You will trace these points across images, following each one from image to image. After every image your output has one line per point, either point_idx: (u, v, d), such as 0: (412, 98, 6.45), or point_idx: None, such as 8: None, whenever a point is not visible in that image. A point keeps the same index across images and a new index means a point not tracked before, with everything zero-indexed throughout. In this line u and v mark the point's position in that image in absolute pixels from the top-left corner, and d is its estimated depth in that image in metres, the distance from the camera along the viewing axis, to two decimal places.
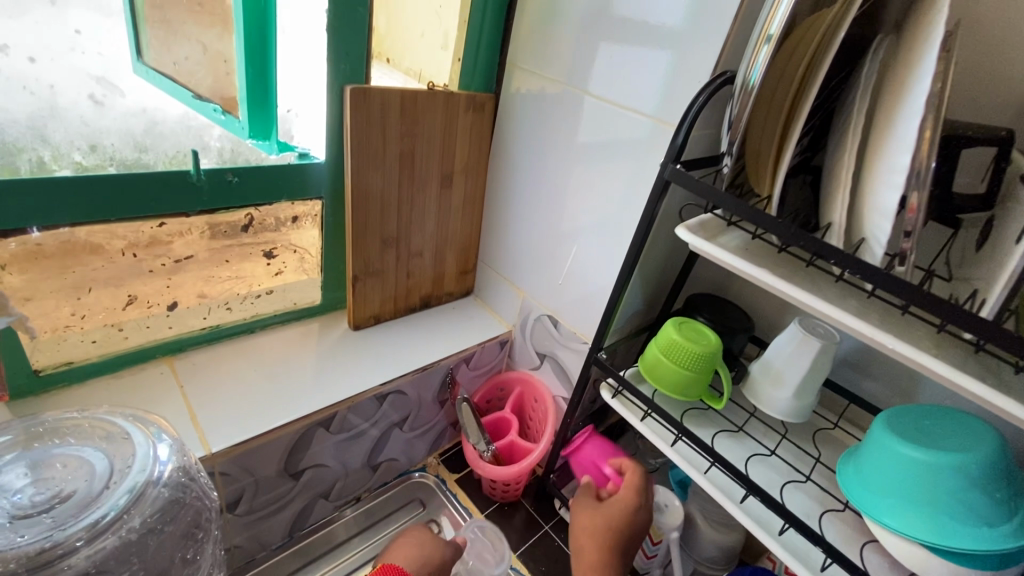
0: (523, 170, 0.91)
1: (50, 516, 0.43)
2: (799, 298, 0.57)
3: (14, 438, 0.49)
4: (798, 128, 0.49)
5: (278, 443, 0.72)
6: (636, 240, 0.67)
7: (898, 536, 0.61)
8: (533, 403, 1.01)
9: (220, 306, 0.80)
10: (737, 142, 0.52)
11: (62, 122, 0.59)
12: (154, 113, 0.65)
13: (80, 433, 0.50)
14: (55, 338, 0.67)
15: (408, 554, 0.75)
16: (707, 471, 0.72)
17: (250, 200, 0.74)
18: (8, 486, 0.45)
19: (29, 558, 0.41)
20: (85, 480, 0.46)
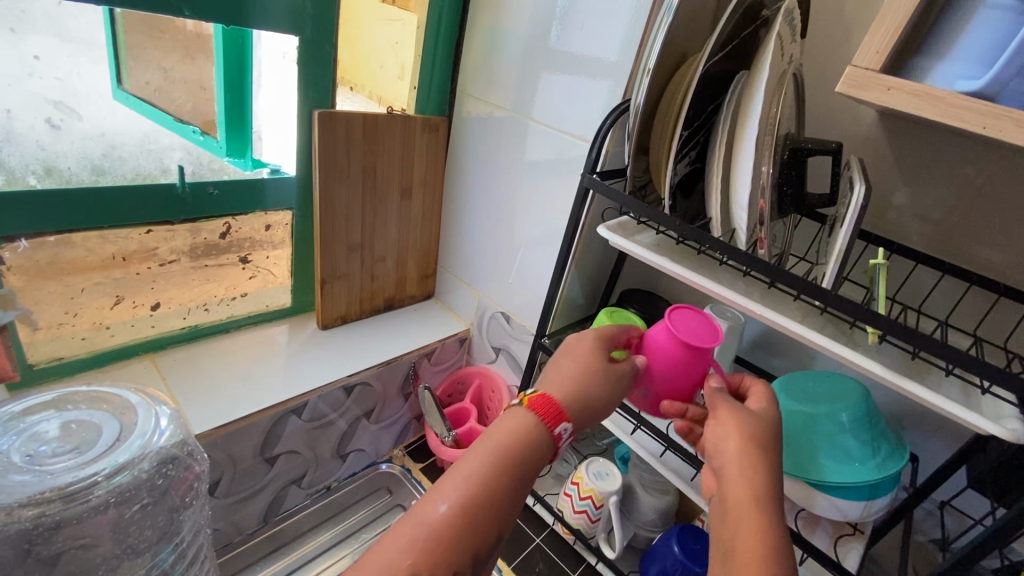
0: (475, 185, 1.02)
1: (72, 461, 0.51)
2: (697, 282, 0.70)
3: (45, 400, 0.56)
4: (678, 142, 0.62)
5: (256, 427, 0.80)
6: (566, 239, 0.79)
7: (788, 477, 0.73)
8: (490, 393, 1.11)
9: (198, 307, 0.87)
10: (634, 151, 0.66)
11: (18, 147, 0.64)
12: (112, 137, 0.72)
13: (90, 400, 0.58)
14: (49, 335, 0.73)
15: (572, 376, 0.58)
16: (633, 433, 0.86)
17: (228, 210, 0.82)
18: (40, 437, 0.52)
19: (59, 489, 0.49)
20: (99, 434, 0.54)
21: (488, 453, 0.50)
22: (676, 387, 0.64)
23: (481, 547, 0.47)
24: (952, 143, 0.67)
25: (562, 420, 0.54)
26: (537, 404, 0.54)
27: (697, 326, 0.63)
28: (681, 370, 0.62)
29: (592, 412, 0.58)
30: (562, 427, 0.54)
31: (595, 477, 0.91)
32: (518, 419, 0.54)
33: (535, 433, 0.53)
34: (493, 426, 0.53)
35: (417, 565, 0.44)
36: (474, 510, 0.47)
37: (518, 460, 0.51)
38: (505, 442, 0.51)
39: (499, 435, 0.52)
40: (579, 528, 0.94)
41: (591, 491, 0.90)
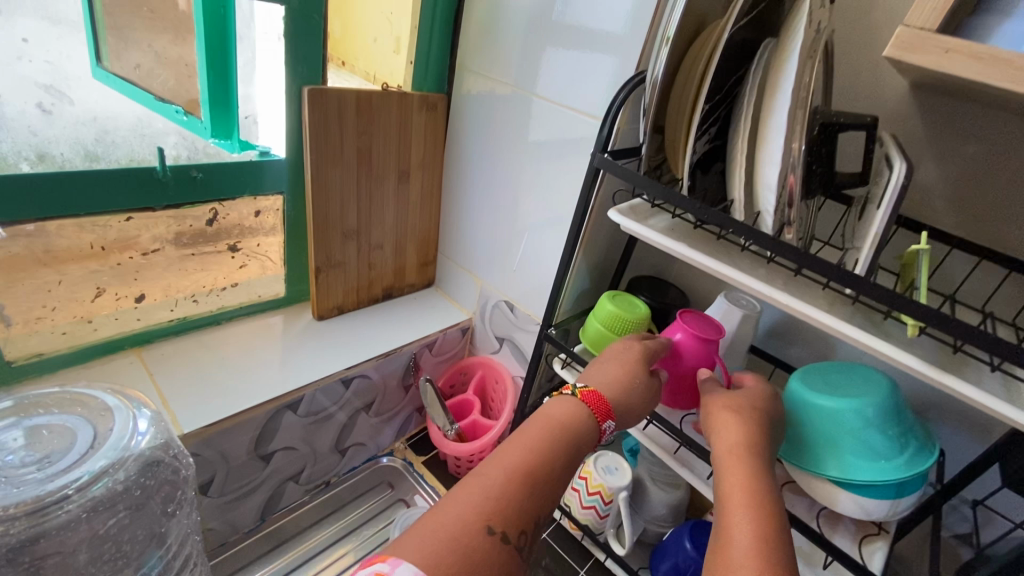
0: (476, 167, 0.97)
1: (39, 472, 0.47)
2: (716, 269, 0.65)
3: (6, 406, 0.52)
4: (698, 118, 0.57)
5: (249, 424, 0.76)
6: (574, 223, 0.74)
7: (811, 474, 0.70)
8: (494, 385, 1.07)
9: (187, 299, 0.83)
10: (650, 129, 0.60)
11: (10, 133, 0.61)
12: (105, 121, 0.68)
13: (61, 404, 0.54)
14: (27, 330, 0.68)
15: (617, 378, 0.61)
16: (645, 428, 0.83)
17: (214, 196, 0.77)
18: (5, 446, 0.48)
19: (26, 504, 0.45)
20: (69, 442, 0.50)
21: (543, 427, 0.55)
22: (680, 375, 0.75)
23: (543, 505, 0.50)
24: (996, 118, 0.61)
25: (610, 417, 0.59)
26: (590, 400, 0.58)
27: (705, 326, 0.77)
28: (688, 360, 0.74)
29: (632, 414, 0.62)
30: (609, 424, 0.59)
31: (603, 472, 0.88)
32: (565, 404, 0.58)
33: (584, 418, 0.57)
34: (542, 410, 0.58)
35: (487, 512, 0.46)
36: (535, 468, 0.50)
37: (569, 435, 0.55)
38: (555, 420, 0.56)
39: (549, 415, 0.57)
40: (587, 524, 0.91)
41: (598, 485, 0.86)
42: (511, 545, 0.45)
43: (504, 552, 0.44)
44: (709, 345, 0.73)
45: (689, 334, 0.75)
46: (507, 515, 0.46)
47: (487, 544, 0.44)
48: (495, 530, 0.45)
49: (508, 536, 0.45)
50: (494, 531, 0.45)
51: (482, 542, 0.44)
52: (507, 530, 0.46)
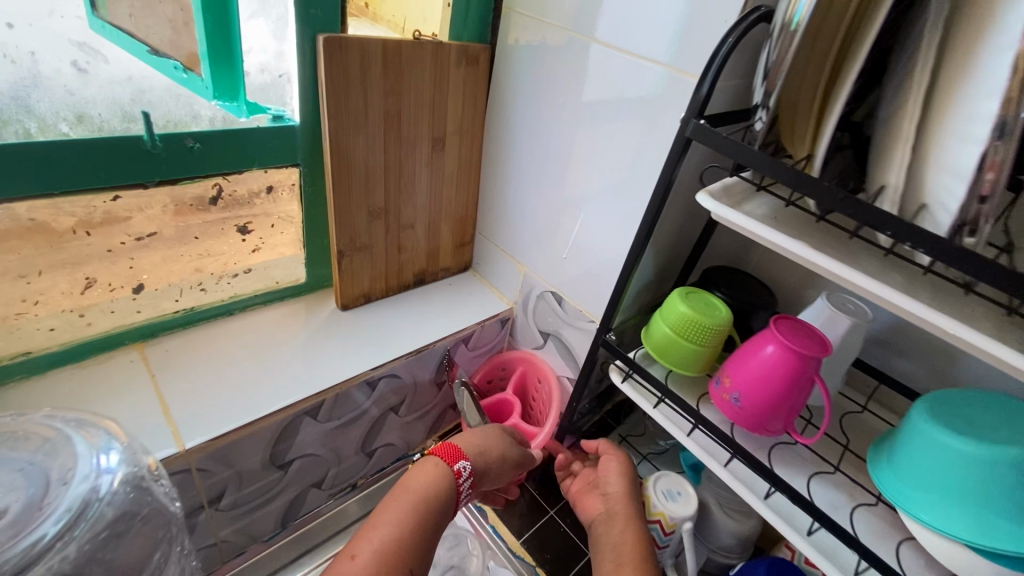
0: (523, 134, 0.82)
1: None
2: (847, 278, 0.49)
3: None
4: (853, 73, 0.41)
5: (261, 434, 0.67)
6: (650, 210, 0.59)
7: (929, 530, 0.53)
8: (536, 383, 0.96)
9: (194, 287, 0.73)
10: (774, 92, 0.44)
11: (47, 93, 0.54)
12: (141, 82, 0.59)
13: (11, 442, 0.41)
14: (7, 326, 0.60)
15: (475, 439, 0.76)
16: (727, 463, 0.65)
17: (216, 168, 0.65)
18: None
19: None
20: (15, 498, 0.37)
21: (407, 497, 0.65)
22: (756, 382, 0.64)
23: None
24: None
25: (458, 457, 0.71)
26: (438, 451, 0.72)
27: (805, 333, 0.62)
28: (767, 366, 0.62)
29: (489, 459, 0.74)
30: (460, 463, 0.70)
31: (661, 497, 0.76)
32: (424, 469, 0.69)
33: (437, 474, 0.69)
34: (410, 477, 0.69)
35: None
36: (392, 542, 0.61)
37: (429, 498, 0.66)
38: (416, 484, 0.67)
39: (412, 481, 0.68)
40: None
41: (657, 512, 0.75)
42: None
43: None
44: (799, 353, 0.60)
45: (786, 347, 0.61)
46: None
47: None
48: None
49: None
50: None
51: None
52: None
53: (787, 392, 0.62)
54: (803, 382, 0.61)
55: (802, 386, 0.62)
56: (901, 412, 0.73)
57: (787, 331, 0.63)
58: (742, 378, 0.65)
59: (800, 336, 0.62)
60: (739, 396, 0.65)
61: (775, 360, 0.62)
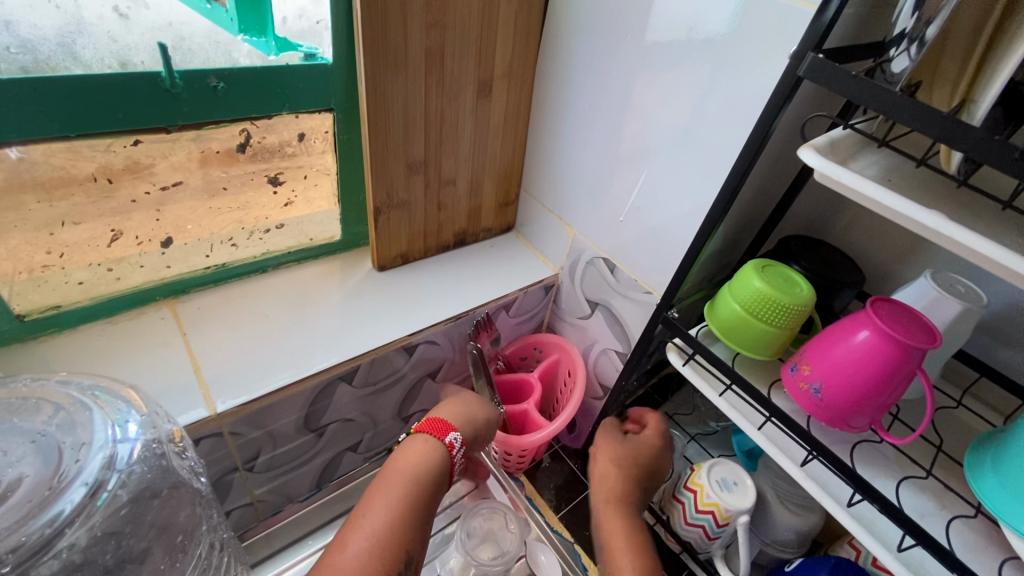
0: (580, 79, 0.72)
1: None
2: (998, 262, 0.39)
3: None
4: None
5: (294, 399, 0.64)
6: (739, 168, 0.51)
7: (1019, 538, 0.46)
8: (566, 375, 0.90)
9: (224, 242, 0.69)
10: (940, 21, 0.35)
11: (91, 39, 0.49)
12: (181, 28, 0.53)
13: (25, 408, 0.37)
14: (35, 279, 0.57)
15: None
16: (804, 463, 0.58)
17: (243, 112, 0.59)
18: None
19: None
20: (26, 472, 0.33)
21: (396, 485, 0.61)
22: (842, 373, 0.55)
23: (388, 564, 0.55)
24: None
25: (450, 430, 0.67)
26: (425, 427, 0.67)
27: (908, 319, 0.53)
28: (858, 355, 0.54)
29: (478, 427, 0.71)
30: (451, 436, 0.67)
31: (714, 486, 0.70)
32: (418, 446, 0.65)
33: (429, 452, 0.65)
34: (399, 459, 0.64)
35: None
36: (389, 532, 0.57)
37: (421, 487, 0.62)
38: (405, 468, 0.62)
39: (400, 465, 0.63)
40: (688, 541, 0.74)
41: (711, 502, 0.69)
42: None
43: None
44: (902, 342, 0.51)
45: (883, 334, 0.52)
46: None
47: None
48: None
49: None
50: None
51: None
52: None
53: (879, 386, 0.53)
54: (900, 375, 0.52)
55: (899, 380, 0.53)
56: (1005, 409, 0.63)
57: (885, 316, 0.53)
58: (825, 366, 0.57)
59: (902, 321, 0.53)
60: (820, 387, 0.57)
61: (869, 349, 0.53)
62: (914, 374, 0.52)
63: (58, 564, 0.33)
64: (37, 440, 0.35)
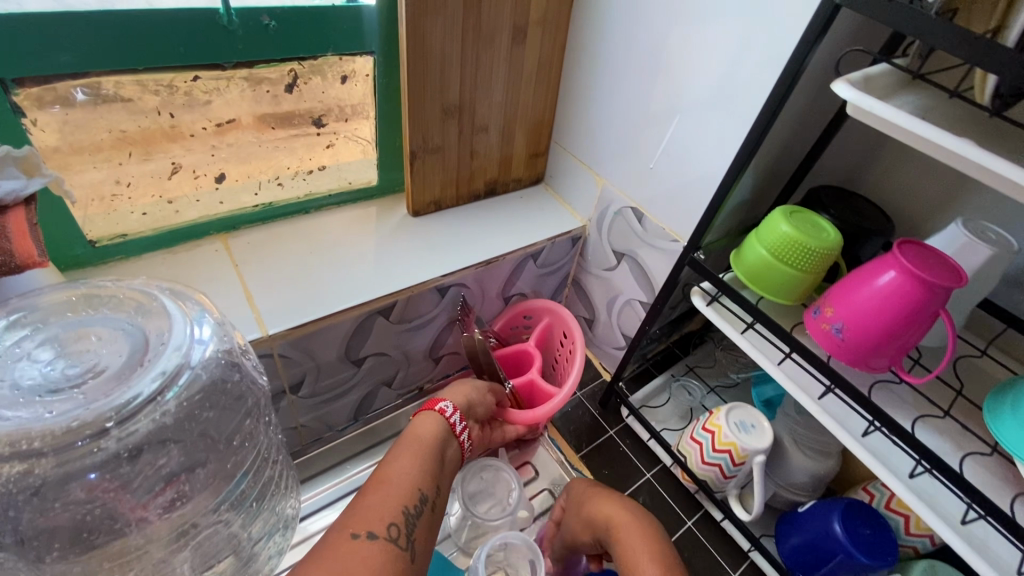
0: (615, 26, 0.72)
1: (81, 391, 0.35)
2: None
3: (41, 305, 0.40)
4: None
5: (336, 330, 0.68)
6: (771, 104, 0.52)
7: None
8: (561, 336, 0.90)
9: (271, 182, 0.73)
10: None
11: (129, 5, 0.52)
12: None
13: (113, 304, 0.41)
14: (105, 208, 0.62)
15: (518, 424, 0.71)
16: (820, 397, 0.61)
17: (292, 52, 0.62)
18: (35, 357, 0.36)
19: (54, 437, 0.33)
20: (117, 354, 0.38)
21: (407, 445, 0.65)
22: (865, 313, 0.56)
23: (395, 502, 0.57)
24: None
25: (439, 399, 0.71)
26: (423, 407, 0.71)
27: (935, 261, 0.53)
28: (883, 295, 0.55)
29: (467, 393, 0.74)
30: (442, 403, 0.71)
31: (734, 427, 0.72)
32: (423, 421, 0.69)
33: (434, 420, 0.69)
34: (408, 431, 0.68)
35: (353, 524, 0.54)
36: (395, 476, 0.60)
37: (432, 448, 0.65)
38: (413, 432, 0.67)
39: (407, 434, 0.67)
40: (705, 480, 0.78)
41: (729, 442, 0.72)
42: (396, 542, 0.54)
43: (393, 549, 0.53)
44: (931, 283, 0.52)
45: (909, 274, 0.53)
46: (379, 522, 0.54)
47: (369, 544, 0.52)
48: (378, 535, 0.53)
49: (393, 538, 0.54)
50: (376, 536, 0.53)
51: (363, 547, 0.51)
52: (371, 530, 0.53)
53: (901, 326, 0.54)
54: (922, 316, 0.53)
55: (920, 321, 0.54)
56: None
57: (913, 258, 0.54)
58: (848, 306, 0.58)
59: (930, 263, 0.53)
60: (841, 327, 0.58)
61: (894, 288, 0.54)
62: (935, 315, 0.54)
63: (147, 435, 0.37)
64: (126, 328, 0.40)
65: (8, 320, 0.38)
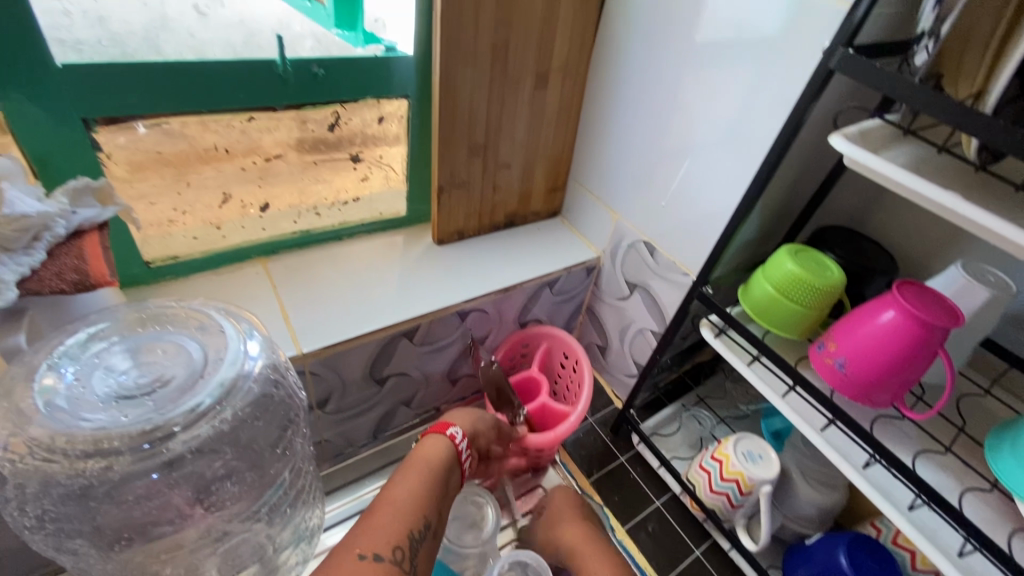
0: (632, 75, 0.77)
1: (151, 399, 0.40)
2: (1016, 242, 0.43)
3: (118, 321, 0.45)
4: None
5: (363, 350, 0.73)
6: (774, 154, 0.56)
7: None
8: (561, 357, 0.95)
9: (310, 211, 0.79)
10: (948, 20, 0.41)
11: (172, 35, 0.58)
12: (251, 24, 0.61)
13: (177, 321, 0.46)
14: (162, 232, 0.69)
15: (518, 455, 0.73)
16: (823, 429, 0.64)
17: (337, 96, 0.69)
18: (112, 368, 0.41)
19: (131, 438, 0.37)
20: (182, 367, 0.42)
21: (414, 468, 0.66)
22: (868, 350, 0.59)
23: (397, 525, 0.58)
24: None
25: (449, 425, 0.73)
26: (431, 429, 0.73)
27: (934, 302, 0.56)
28: (884, 334, 0.57)
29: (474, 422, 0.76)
30: (451, 429, 0.72)
31: (741, 457, 0.74)
32: (429, 443, 0.70)
33: (441, 444, 0.70)
34: (414, 454, 0.69)
35: (358, 546, 0.55)
36: (400, 499, 0.61)
37: (438, 471, 0.66)
38: (422, 456, 0.68)
39: (415, 457, 0.68)
40: (713, 509, 0.80)
41: (736, 472, 0.74)
42: (401, 565, 0.55)
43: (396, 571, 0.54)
44: (930, 324, 0.54)
45: (909, 314, 0.55)
46: (385, 545, 0.55)
47: (374, 566, 0.53)
48: (384, 557, 0.54)
49: (398, 560, 0.55)
50: (382, 558, 0.54)
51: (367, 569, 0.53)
52: (377, 553, 0.55)
53: (902, 363, 0.57)
54: (921, 355, 0.56)
55: (920, 359, 0.56)
56: None
57: (913, 299, 0.57)
58: (851, 342, 0.60)
59: (928, 305, 0.56)
60: (844, 362, 0.61)
61: (893, 327, 0.57)
62: (934, 354, 0.56)
63: (202, 441, 0.41)
64: (188, 343, 0.44)
65: (87, 333, 0.43)
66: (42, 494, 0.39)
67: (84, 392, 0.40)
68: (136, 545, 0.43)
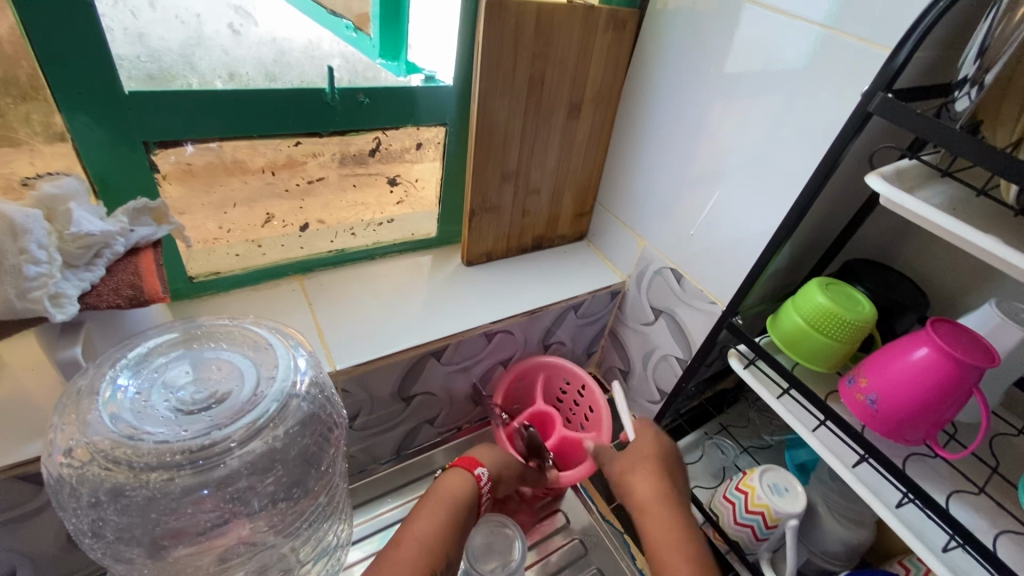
0: (663, 106, 0.79)
1: (208, 415, 0.41)
2: None
3: (175, 337, 0.47)
4: None
5: (392, 368, 0.74)
6: (809, 191, 0.57)
7: None
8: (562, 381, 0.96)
9: (346, 231, 0.82)
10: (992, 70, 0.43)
11: (207, 51, 0.60)
12: (283, 42, 0.64)
13: (230, 339, 0.48)
14: (206, 248, 0.71)
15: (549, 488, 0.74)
16: (854, 466, 0.63)
17: (379, 123, 0.72)
18: (172, 384, 0.43)
19: (191, 453, 0.39)
20: (236, 383, 0.44)
21: (435, 503, 0.67)
22: (900, 388, 0.58)
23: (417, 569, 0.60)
24: None
25: (479, 464, 0.73)
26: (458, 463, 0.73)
27: (969, 342, 0.56)
28: (917, 371, 0.57)
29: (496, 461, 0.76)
30: (479, 469, 0.72)
31: (767, 490, 0.74)
32: (452, 477, 0.71)
33: (464, 482, 0.70)
34: (437, 486, 0.70)
35: None
36: (422, 538, 0.63)
37: (459, 512, 0.67)
38: (444, 491, 0.68)
39: (437, 491, 0.69)
40: (737, 540, 0.78)
41: (762, 504, 0.73)
42: None
43: None
44: (965, 363, 0.54)
45: (943, 352, 0.55)
46: None
47: None
48: None
49: None
50: None
51: None
52: None
53: (935, 401, 0.57)
54: (956, 394, 0.56)
55: (953, 398, 0.56)
56: None
57: (946, 337, 0.57)
58: (883, 378, 0.60)
59: (962, 343, 0.56)
60: (876, 398, 0.61)
61: (926, 365, 0.56)
62: (968, 393, 0.56)
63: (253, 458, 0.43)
64: (240, 360, 0.46)
65: (147, 347, 0.45)
66: (109, 501, 0.41)
67: (146, 405, 0.41)
68: (187, 553, 0.46)
